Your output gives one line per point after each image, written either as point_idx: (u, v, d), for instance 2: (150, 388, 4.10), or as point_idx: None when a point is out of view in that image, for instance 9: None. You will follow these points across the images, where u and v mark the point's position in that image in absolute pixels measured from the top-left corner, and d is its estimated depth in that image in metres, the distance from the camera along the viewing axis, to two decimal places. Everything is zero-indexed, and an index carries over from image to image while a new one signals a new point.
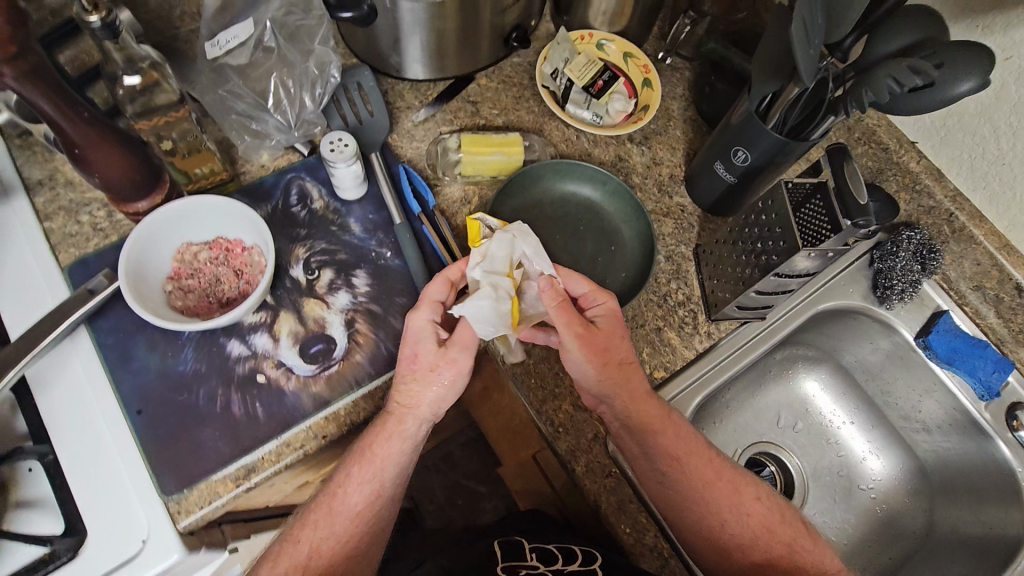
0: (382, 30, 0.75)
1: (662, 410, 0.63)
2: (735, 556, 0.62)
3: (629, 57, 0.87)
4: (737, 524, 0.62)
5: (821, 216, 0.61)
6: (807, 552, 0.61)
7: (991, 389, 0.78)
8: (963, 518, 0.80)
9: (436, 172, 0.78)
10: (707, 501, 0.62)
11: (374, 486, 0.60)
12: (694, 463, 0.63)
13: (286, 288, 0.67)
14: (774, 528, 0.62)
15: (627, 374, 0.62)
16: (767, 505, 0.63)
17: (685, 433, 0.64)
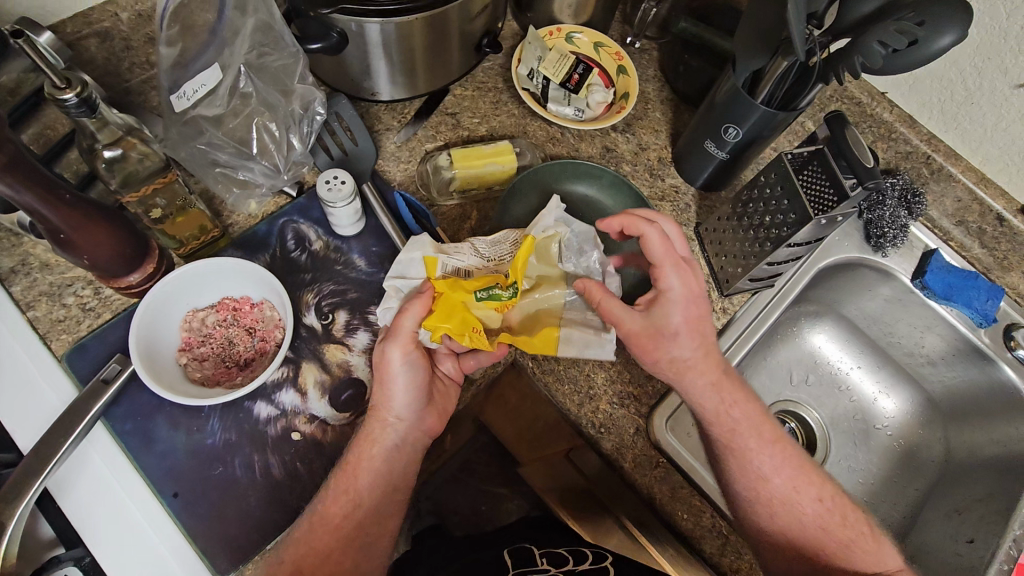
0: (353, 56, 0.72)
1: (732, 398, 0.63)
2: (785, 549, 0.62)
3: (601, 46, 0.86)
4: (795, 523, 0.62)
5: (823, 181, 0.64)
6: (866, 552, 0.62)
7: (988, 316, 0.82)
8: (978, 441, 0.84)
9: (430, 191, 0.76)
10: (768, 494, 0.63)
11: (352, 501, 0.57)
12: (757, 453, 0.63)
13: (302, 338, 0.65)
14: (833, 529, 0.62)
15: (702, 364, 0.61)
16: (828, 506, 0.63)
17: (755, 420, 0.64)
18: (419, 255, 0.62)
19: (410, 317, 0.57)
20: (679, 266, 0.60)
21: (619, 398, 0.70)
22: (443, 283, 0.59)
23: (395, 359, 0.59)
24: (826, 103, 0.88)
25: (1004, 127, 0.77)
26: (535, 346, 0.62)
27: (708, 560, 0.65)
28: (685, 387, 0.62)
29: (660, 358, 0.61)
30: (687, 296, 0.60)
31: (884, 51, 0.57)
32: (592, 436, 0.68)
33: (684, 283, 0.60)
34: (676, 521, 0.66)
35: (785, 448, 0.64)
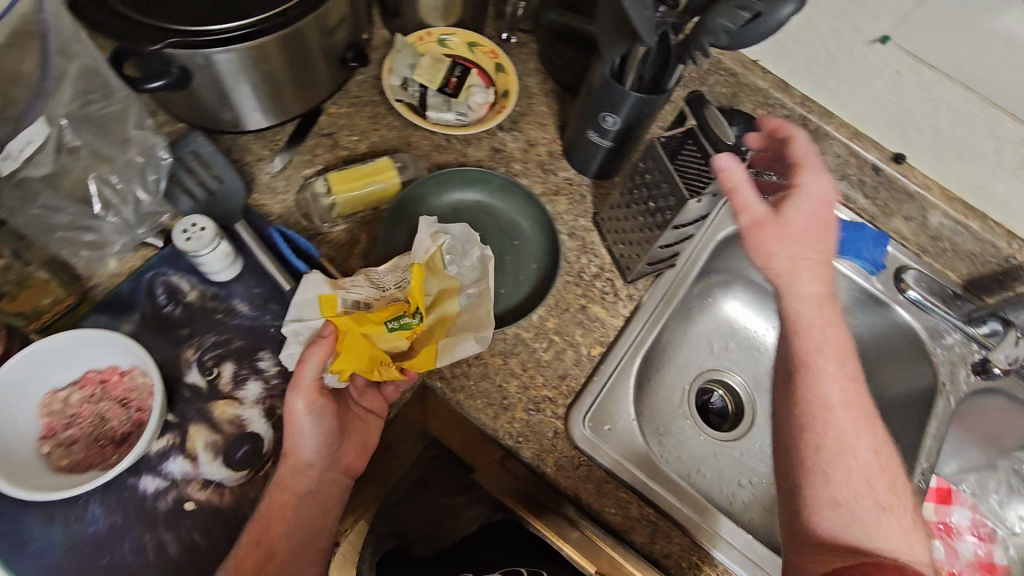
0: (204, 89, 0.67)
1: (825, 319, 0.59)
2: (834, 482, 0.56)
3: (474, 46, 0.84)
4: (845, 470, 0.56)
5: (700, 161, 0.63)
6: (902, 525, 0.56)
7: (877, 264, 0.85)
8: (886, 383, 0.88)
9: (312, 220, 0.72)
10: (830, 427, 0.57)
11: (266, 553, 0.55)
12: (834, 376, 0.58)
13: (186, 399, 0.61)
14: (879, 487, 0.56)
15: (812, 269, 0.58)
16: (881, 463, 0.57)
17: (841, 347, 0.59)
18: (313, 295, 0.62)
19: (313, 366, 0.58)
20: (819, 173, 0.60)
21: (534, 403, 0.69)
22: (346, 321, 0.60)
23: (300, 411, 0.58)
24: (704, 76, 0.89)
25: (867, 81, 0.79)
26: (422, 363, 0.63)
27: (639, 549, 0.65)
28: (785, 288, 0.59)
29: (771, 249, 0.58)
30: (820, 202, 0.59)
31: (732, 27, 0.55)
32: (511, 447, 0.67)
33: (819, 188, 0.59)
34: (603, 517, 0.66)
35: (859, 390, 0.59)
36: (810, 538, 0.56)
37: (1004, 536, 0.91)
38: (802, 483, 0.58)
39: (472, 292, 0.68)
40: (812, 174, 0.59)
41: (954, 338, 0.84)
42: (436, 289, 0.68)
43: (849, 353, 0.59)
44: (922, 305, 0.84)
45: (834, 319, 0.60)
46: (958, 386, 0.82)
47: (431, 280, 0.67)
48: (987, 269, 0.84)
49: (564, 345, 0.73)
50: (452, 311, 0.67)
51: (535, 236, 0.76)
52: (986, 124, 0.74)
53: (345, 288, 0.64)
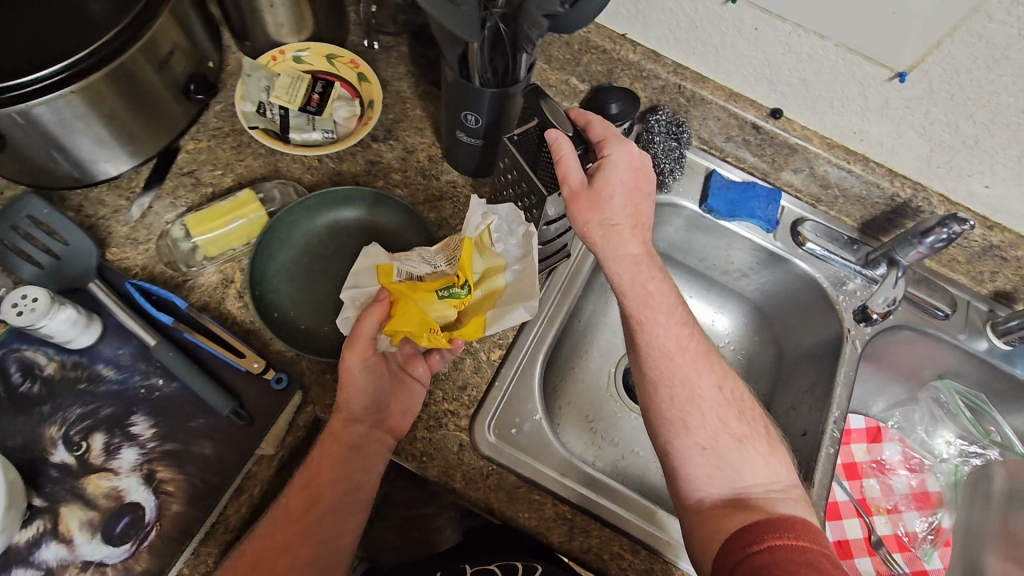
0: (29, 145, 0.63)
1: (651, 273, 0.64)
2: (692, 426, 0.61)
3: (333, 58, 0.81)
4: (698, 412, 0.62)
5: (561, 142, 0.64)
6: (760, 453, 0.62)
7: (771, 221, 0.85)
8: (801, 335, 0.89)
9: (179, 267, 0.69)
10: (674, 374, 0.63)
11: (310, 499, 0.57)
12: (668, 326, 0.64)
13: (54, 479, 0.57)
14: (731, 421, 0.62)
15: (629, 232, 0.63)
16: (727, 396, 0.63)
17: (670, 298, 0.64)
18: (369, 264, 0.65)
19: (370, 324, 0.60)
20: (623, 141, 0.64)
21: (434, 420, 0.67)
22: (401, 287, 0.61)
23: (355, 365, 0.60)
24: (579, 57, 0.88)
25: (732, 42, 0.78)
26: (469, 332, 0.61)
27: (558, 549, 0.64)
28: (607, 253, 0.64)
29: (588, 218, 0.62)
30: (630, 168, 0.63)
31: (561, 10, 0.53)
32: (416, 468, 0.66)
33: (625, 155, 0.63)
34: (518, 523, 0.65)
35: (691, 332, 0.65)
36: (687, 485, 0.61)
37: (933, 465, 0.93)
38: (671, 437, 0.62)
39: (519, 269, 0.63)
40: (615, 146, 0.64)
41: (855, 284, 0.85)
42: (483, 268, 0.64)
43: (675, 300, 0.65)
44: (821, 255, 0.85)
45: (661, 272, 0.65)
46: (861, 329, 0.82)
47: (477, 257, 0.63)
48: (878, 211, 0.86)
49: (462, 355, 0.71)
50: (500, 286, 0.63)
51: (416, 235, 0.73)
52: (847, 69, 0.73)
53: (401, 261, 0.65)
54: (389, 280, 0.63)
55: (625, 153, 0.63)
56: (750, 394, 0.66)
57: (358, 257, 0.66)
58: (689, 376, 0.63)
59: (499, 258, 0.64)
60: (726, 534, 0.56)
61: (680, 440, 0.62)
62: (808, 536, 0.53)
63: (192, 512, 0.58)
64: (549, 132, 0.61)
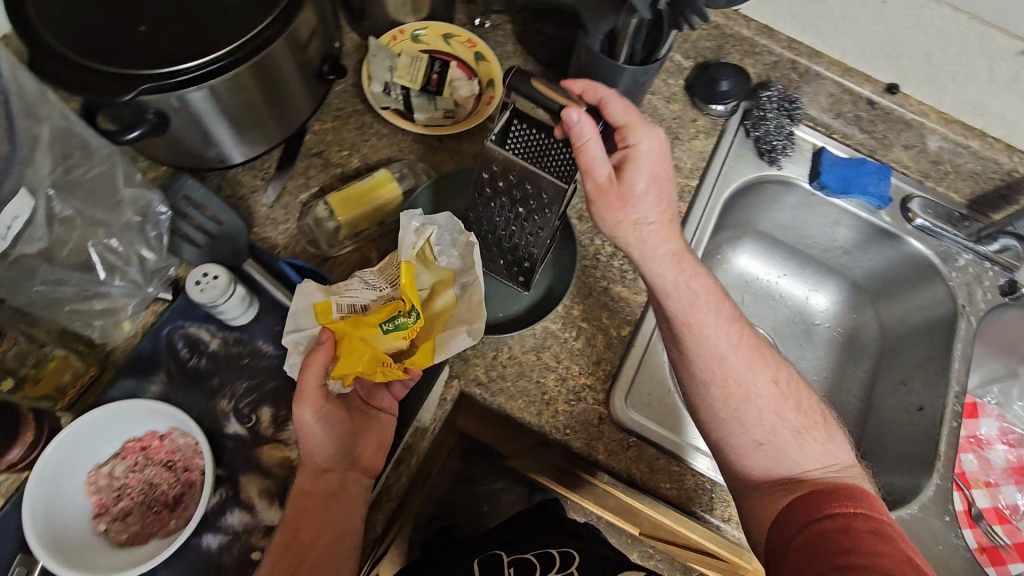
0: (182, 129, 0.63)
1: (690, 272, 0.63)
2: (748, 423, 0.61)
3: (450, 37, 0.81)
4: (755, 413, 0.61)
5: (537, 134, 0.61)
6: (819, 440, 0.61)
7: (884, 198, 0.85)
8: (906, 311, 0.90)
9: (320, 246, 0.70)
10: (726, 373, 0.62)
11: (296, 558, 0.54)
12: (715, 326, 0.63)
13: (231, 450, 0.59)
14: (788, 414, 0.62)
15: (660, 230, 0.62)
16: (783, 389, 0.63)
17: (711, 293, 0.64)
18: (307, 304, 0.60)
19: (315, 374, 0.56)
20: (648, 127, 0.60)
21: (573, 394, 0.69)
22: (343, 325, 0.57)
23: (309, 419, 0.56)
24: (687, 33, 0.87)
25: (853, 11, 0.79)
26: (424, 359, 0.59)
27: (699, 517, 0.67)
28: (644, 253, 0.62)
29: (620, 217, 0.61)
30: (658, 155, 0.60)
31: None
32: (559, 440, 0.68)
33: (651, 144, 0.60)
34: (660, 493, 0.67)
35: (740, 327, 0.64)
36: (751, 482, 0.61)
37: None
38: (727, 437, 0.62)
39: (464, 281, 0.62)
40: (643, 131, 0.59)
41: (965, 260, 0.84)
42: (430, 282, 0.63)
43: (718, 296, 0.64)
44: (931, 231, 0.85)
45: (696, 269, 0.64)
46: (976, 305, 0.82)
47: (422, 272, 0.62)
48: (991, 186, 0.85)
49: (594, 330, 0.72)
50: (446, 303, 0.62)
51: (426, 189, 0.72)
52: (978, 43, 0.75)
53: (340, 293, 0.60)
54: (328, 319, 0.58)
55: (652, 141, 0.59)
56: (803, 381, 0.66)
57: (294, 297, 0.60)
58: (744, 375, 0.62)
59: (447, 275, 0.63)
60: (781, 513, 0.58)
61: (734, 438, 0.62)
62: (868, 505, 0.55)
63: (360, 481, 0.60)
64: (570, 110, 0.54)
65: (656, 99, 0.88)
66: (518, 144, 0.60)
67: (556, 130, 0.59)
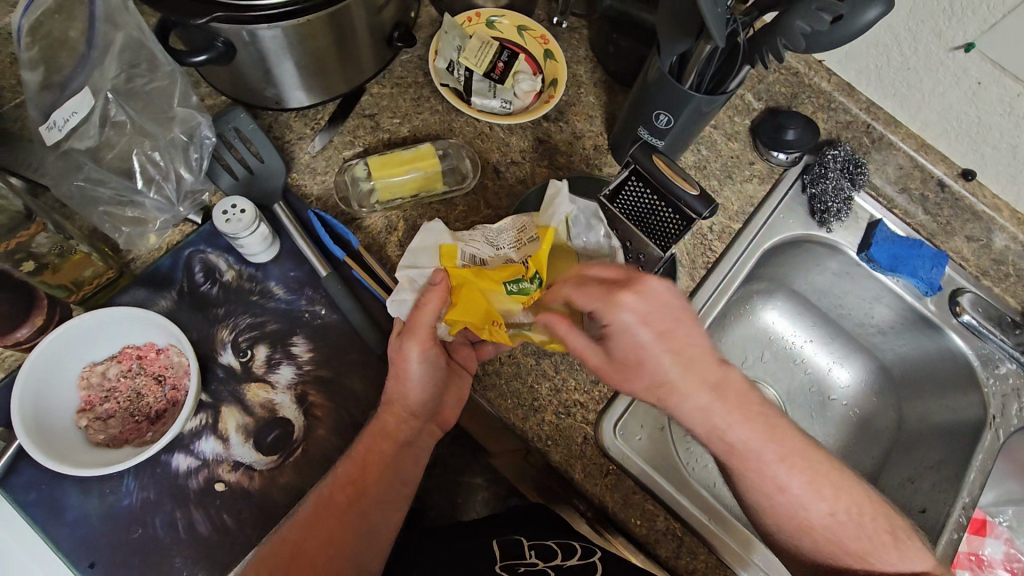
0: (246, 63, 0.65)
1: (728, 414, 0.55)
2: (803, 547, 0.57)
3: (524, 30, 0.81)
4: (805, 538, 0.57)
5: (648, 195, 0.61)
6: (892, 560, 0.55)
7: (933, 285, 0.81)
8: (931, 409, 0.84)
9: (351, 204, 0.71)
10: (777, 509, 0.57)
11: (355, 495, 0.55)
12: (764, 464, 0.56)
13: (220, 379, 0.60)
14: (852, 540, 0.56)
15: (688, 384, 0.54)
16: (842, 518, 0.56)
17: (751, 412, 0.56)
18: (433, 243, 0.60)
19: (429, 314, 0.56)
20: (613, 298, 0.51)
21: (566, 407, 0.67)
22: (464, 273, 0.57)
23: (413, 358, 0.57)
24: (764, 74, 0.84)
25: (941, 86, 0.74)
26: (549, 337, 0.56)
27: (664, 564, 0.64)
28: (670, 408, 0.56)
29: (640, 383, 0.55)
30: (643, 318, 0.52)
31: (825, 25, 0.52)
32: (539, 450, 0.66)
33: (636, 311, 0.52)
34: (629, 529, 0.65)
35: (799, 451, 0.57)
36: None
37: None
38: (787, 556, 0.59)
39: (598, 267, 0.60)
40: (614, 309, 0.51)
41: (1007, 369, 0.80)
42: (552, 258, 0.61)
43: (774, 428, 0.56)
44: (976, 330, 0.81)
45: (737, 403, 0.56)
46: (1008, 420, 0.78)
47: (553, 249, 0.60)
48: None
49: None
50: None
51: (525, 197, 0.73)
52: None
53: (465, 242, 0.61)
54: (450, 264, 0.58)
55: (622, 313, 0.51)
56: (869, 496, 0.58)
57: (420, 234, 0.61)
58: (795, 504, 0.57)
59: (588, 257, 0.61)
60: None
61: (795, 557, 0.58)
62: None
63: (334, 440, 0.60)
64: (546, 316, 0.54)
65: (716, 133, 0.85)
66: (626, 202, 0.62)
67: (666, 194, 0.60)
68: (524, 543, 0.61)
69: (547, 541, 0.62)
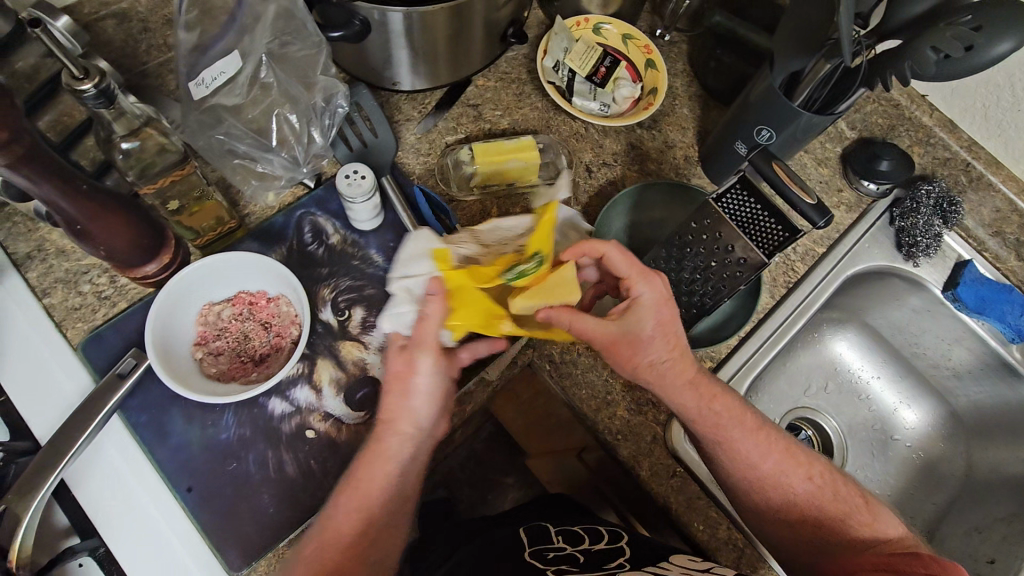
0: (374, 44, 0.69)
1: (709, 391, 0.60)
2: (784, 518, 0.61)
3: (629, 39, 0.83)
4: (787, 505, 0.61)
5: (751, 204, 0.61)
6: (864, 522, 0.60)
7: (1022, 332, 0.79)
8: (1001, 457, 0.82)
9: (449, 186, 0.75)
10: (762, 484, 0.61)
11: (364, 521, 0.51)
12: (743, 442, 0.60)
13: (319, 334, 0.64)
14: (828, 504, 0.61)
15: (675, 360, 0.57)
16: (816, 481, 0.62)
17: (725, 397, 0.61)
18: (423, 249, 0.62)
19: (433, 328, 0.55)
20: (647, 276, 0.57)
21: (637, 404, 0.68)
22: (458, 274, 0.58)
23: (423, 369, 0.54)
24: (862, 104, 0.85)
25: None
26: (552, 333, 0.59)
27: None
28: (659, 389, 0.59)
29: (635, 361, 0.57)
30: (661, 301, 0.56)
31: (958, 54, 0.52)
32: (608, 442, 0.67)
33: (657, 293, 0.57)
34: (692, 533, 0.65)
35: (769, 432, 0.62)
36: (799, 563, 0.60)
37: None
38: (772, 534, 0.61)
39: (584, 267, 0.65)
40: (644, 284, 0.56)
41: None
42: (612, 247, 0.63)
43: (744, 409, 0.62)
44: None
45: (714, 387, 0.61)
46: None
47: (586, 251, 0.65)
48: None
49: None
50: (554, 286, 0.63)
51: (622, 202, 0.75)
52: None
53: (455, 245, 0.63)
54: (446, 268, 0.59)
55: (654, 292, 0.56)
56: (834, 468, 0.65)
57: (406, 244, 0.63)
58: (769, 480, 0.61)
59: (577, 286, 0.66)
60: None
61: (776, 533, 0.61)
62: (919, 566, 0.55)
63: None
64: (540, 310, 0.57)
65: (806, 157, 0.85)
66: (730, 206, 0.62)
67: (772, 202, 0.60)
68: (552, 530, 0.68)
69: (572, 527, 0.68)
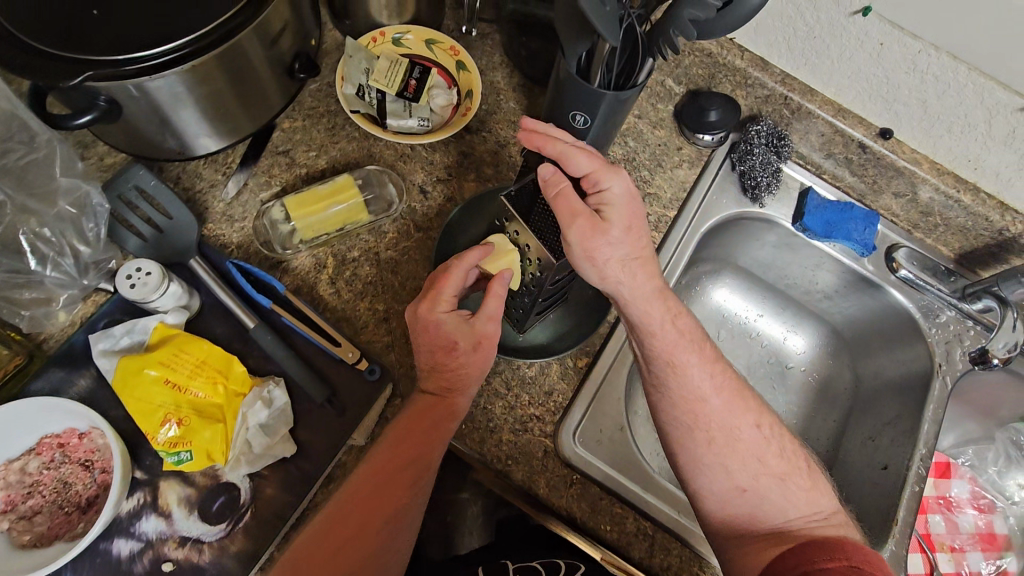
0: (137, 119, 0.62)
1: (672, 312, 0.61)
2: (733, 470, 0.59)
3: (431, 43, 0.79)
4: (734, 455, 0.59)
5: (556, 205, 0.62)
6: (803, 487, 0.59)
7: (867, 245, 0.83)
8: (883, 364, 0.86)
9: (273, 248, 0.69)
10: (708, 419, 0.60)
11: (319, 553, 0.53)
12: (696, 371, 0.60)
13: (154, 455, 0.57)
14: (770, 459, 0.60)
15: (642, 275, 0.59)
16: (766, 434, 0.61)
17: (693, 338, 0.61)
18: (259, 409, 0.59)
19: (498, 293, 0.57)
20: (616, 172, 0.58)
21: (521, 422, 0.67)
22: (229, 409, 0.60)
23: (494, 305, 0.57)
24: (679, 58, 0.84)
25: (849, 52, 0.75)
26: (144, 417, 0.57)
27: (640, 565, 0.64)
28: (631, 293, 0.59)
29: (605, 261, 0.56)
30: (629, 197, 0.58)
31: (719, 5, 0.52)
32: (501, 470, 0.65)
33: (624, 188, 0.58)
34: (601, 536, 0.64)
35: (721, 369, 0.62)
36: (737, 531, 0.58)
37: (1004, 508, 0.88)
38: (706, 485, 0.60)
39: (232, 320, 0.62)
40: (615, 179, 0.57)
41: (948, 316, 0.81)
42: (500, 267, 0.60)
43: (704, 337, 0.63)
44: (914, 284, 0.82)
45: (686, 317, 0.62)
46: (954, 365, 0.79)
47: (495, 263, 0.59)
48: (980, 243, 0.83)
49: (549, 360, 0.69)
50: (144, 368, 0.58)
51: (458, 216, 0.72)
52: (976, 96, 0.70)
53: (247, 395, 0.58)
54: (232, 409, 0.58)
55: (623, 184, 0.57)
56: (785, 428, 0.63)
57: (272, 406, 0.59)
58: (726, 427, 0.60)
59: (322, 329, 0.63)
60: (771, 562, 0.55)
61: (721, 496, 0.59)
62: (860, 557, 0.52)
63: (288, 497, 0.58)
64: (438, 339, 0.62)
65: (641, 123, 0.85)
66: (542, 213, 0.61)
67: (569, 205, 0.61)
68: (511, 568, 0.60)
69: (531, 562, 0.61)
